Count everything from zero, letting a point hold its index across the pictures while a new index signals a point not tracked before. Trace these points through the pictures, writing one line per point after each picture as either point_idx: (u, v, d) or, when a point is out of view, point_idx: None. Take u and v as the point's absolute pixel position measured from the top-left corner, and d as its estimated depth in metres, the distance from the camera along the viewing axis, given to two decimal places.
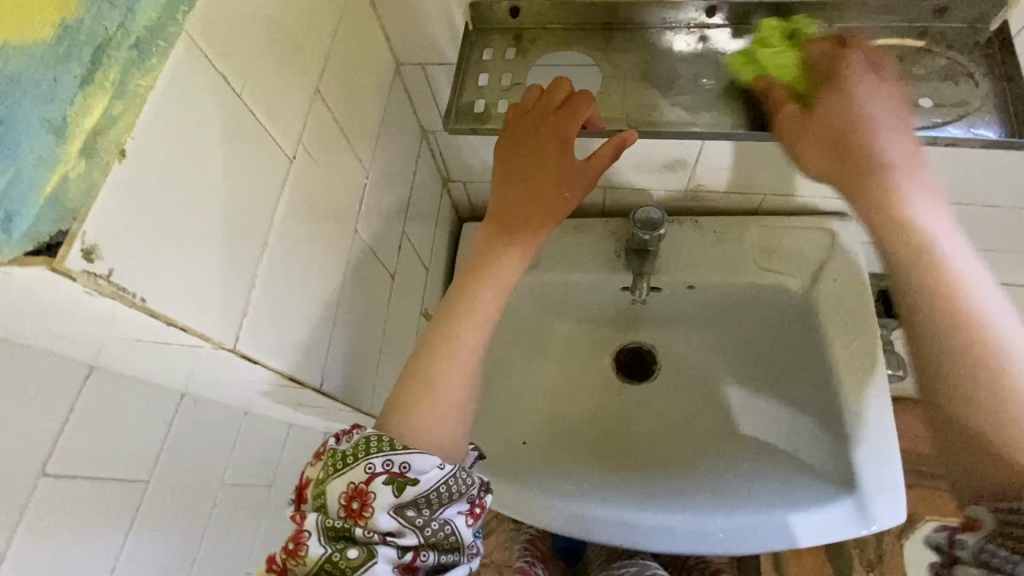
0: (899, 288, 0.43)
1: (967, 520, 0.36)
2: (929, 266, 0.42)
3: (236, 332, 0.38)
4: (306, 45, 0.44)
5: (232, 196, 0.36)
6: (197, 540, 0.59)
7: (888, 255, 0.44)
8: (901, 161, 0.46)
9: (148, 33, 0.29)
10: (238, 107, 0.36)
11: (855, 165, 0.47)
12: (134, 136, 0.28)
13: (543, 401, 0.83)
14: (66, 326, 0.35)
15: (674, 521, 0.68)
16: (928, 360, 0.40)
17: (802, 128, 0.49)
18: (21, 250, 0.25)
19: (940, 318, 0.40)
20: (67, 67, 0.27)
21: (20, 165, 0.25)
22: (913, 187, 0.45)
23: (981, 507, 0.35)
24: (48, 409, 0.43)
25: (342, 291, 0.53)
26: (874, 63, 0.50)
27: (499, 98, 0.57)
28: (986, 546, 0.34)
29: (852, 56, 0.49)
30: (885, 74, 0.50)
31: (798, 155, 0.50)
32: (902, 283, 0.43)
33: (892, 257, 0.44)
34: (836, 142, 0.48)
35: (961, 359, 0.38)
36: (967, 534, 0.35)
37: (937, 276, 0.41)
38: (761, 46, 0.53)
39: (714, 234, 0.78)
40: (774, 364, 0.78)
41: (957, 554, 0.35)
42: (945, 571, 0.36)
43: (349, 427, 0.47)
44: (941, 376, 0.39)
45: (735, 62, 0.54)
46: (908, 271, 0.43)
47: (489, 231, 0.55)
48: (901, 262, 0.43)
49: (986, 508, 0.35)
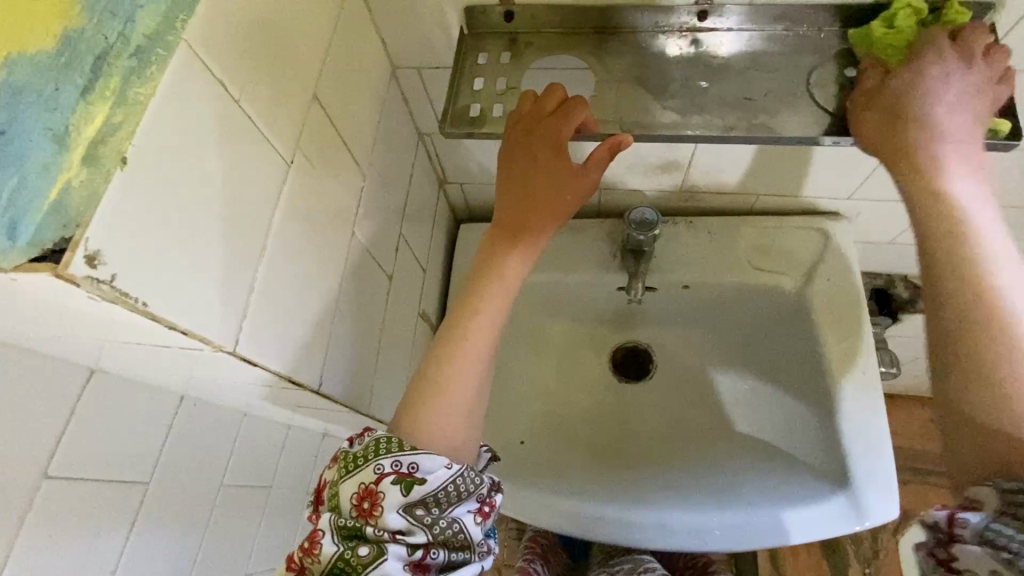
0: (919, 265, 0.43)
1: (971, 501, 0.36)
2: (953, 243, 0.41)
3: (236, 336, 0.38)
4: (303, 51, 0.44)
5: (230, 201, 0.37)
6: (199, 542, 0.59)
7: (917, 233, 0.44)
8: (957, 137, 0.46)
9: (147, 42, 0.30)
10: (236, 114, 0.37)
11: (901, 143, 0.47)
12: (135, 143, 0.28)
13: (541, 401, 0.84)
14: (69, 331, 0.35)
15: (672, 519, 0.69)
16: (940, 325, 0.40)
17: (867, 103, 0.50)
18: (25, 257, 0.25)
19: (950, 292, 0.40)
20: (69, 77, 0.28)
21: (22, 171, 0.26)
22: (954, 171, 0.45)
23: (989, 489, 0.35)
24: (50, 412, 0.44)
25: (339, 293, 0.54)
26: (969, 46, 0.48)
27: (494, 103, 0.58)
28: (990, 525, 0.34)
29: (943, 38, 0.48)
30: (974, 59, 0.47)
31: (854, 128, 0.51)
32: (922, 259, 0.43)
33: (920, 235, 0.44)
34: (891, 119, 0.48)
35: (984, 325, 0.38)
36: (970, 514, 0.35)
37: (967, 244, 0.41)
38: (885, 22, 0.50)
39: (709, 234, 0.78)
40: (768, 362, 0.78)
41: (956, 532, 0.35)
42: (939, 550, 0.36)
43: (361, 431, 0.48)
44: (945, 348, 0.39)
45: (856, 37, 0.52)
46: (928, 247, 0.43)
47: (492, 238, 0.56)
48: (925, 240, 0.43)
49: (991, 489, 0.35)
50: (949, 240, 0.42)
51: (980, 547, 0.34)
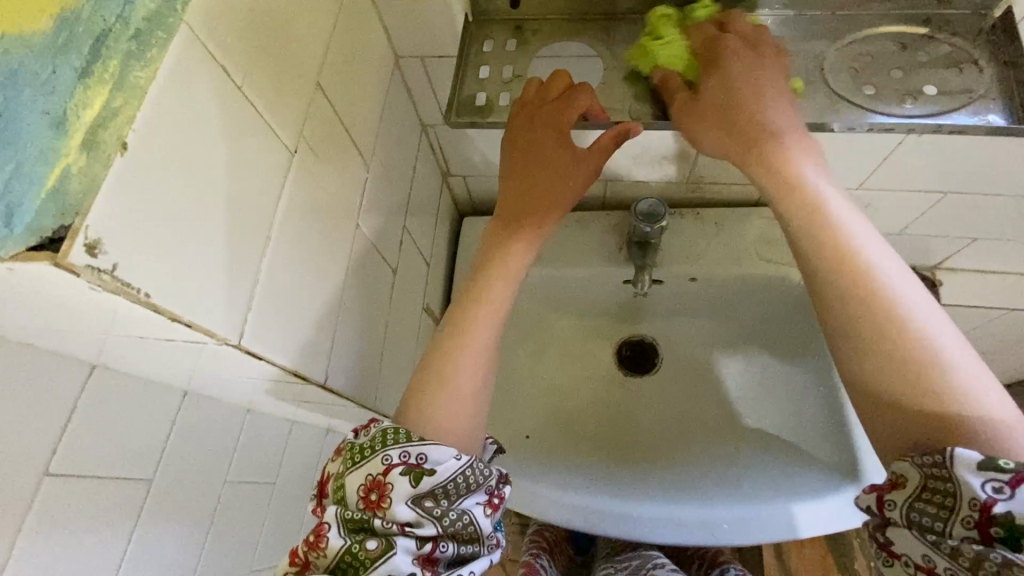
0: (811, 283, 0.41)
1: (893, 477, 0.34)
2: (838, 250, 0.40)
3: (240, 329, 0.38)
4: (305, 37, 0.43)
5: (233, 191, 0.36)
6: (202, 539, 0.58)
7: (796, 246, 0.43)
8: (796, 134, 0.47)
9: (147, 24, 0.29)
10: (238, 100, 0.36)
11: (751, 145, 0.47)
12: (135, 128, 0.27)
13: (546, 395, 0.83)
14: (69, 324, 0.34)
15: (679, 514, 0.68)
16: (841, 341, 0.38)
17: (695, 112, 0.50)
18: (25, 245, 0.24)
19: (846, 313, 0.38)
20: (68, 60, 0.27)
21: (20, 157, 0.25)
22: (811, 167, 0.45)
23: (905, 463, 0.33)
24: (49, 408, 0.43)
25: (344, 285, 0.53)
26: (750, 44, 0.50)
27: (500, 91, 0.56)
28: (914, 505, 0.33)
29: (727, 39, 0.50)
30: (764, 54, 0.50)
31: (694, 139, 0.50)
32: (812, 276, 0.41)
33: (800, 247, 0.42)
34: (729, 123, 0.48)
35: (873, 324, 0.37)
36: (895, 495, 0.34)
37: (847, 245, 0.40)
38: (652, 38, 0.53)
39: (715, 226, 0.78)
40: (776, 355, 0.78)
41: (889, 515, 0.35)
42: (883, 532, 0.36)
43: (367, 422, 0.47)
44: (861, 375, 0.36)
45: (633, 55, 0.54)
46: (815, 260, 0.41)
47: (495, 227, 0.55)
48: (807, 254, 0.41)
49: (908, 462, 0.33)
50: (822, 248, 0.40)
51: (911, 531, 0.34)
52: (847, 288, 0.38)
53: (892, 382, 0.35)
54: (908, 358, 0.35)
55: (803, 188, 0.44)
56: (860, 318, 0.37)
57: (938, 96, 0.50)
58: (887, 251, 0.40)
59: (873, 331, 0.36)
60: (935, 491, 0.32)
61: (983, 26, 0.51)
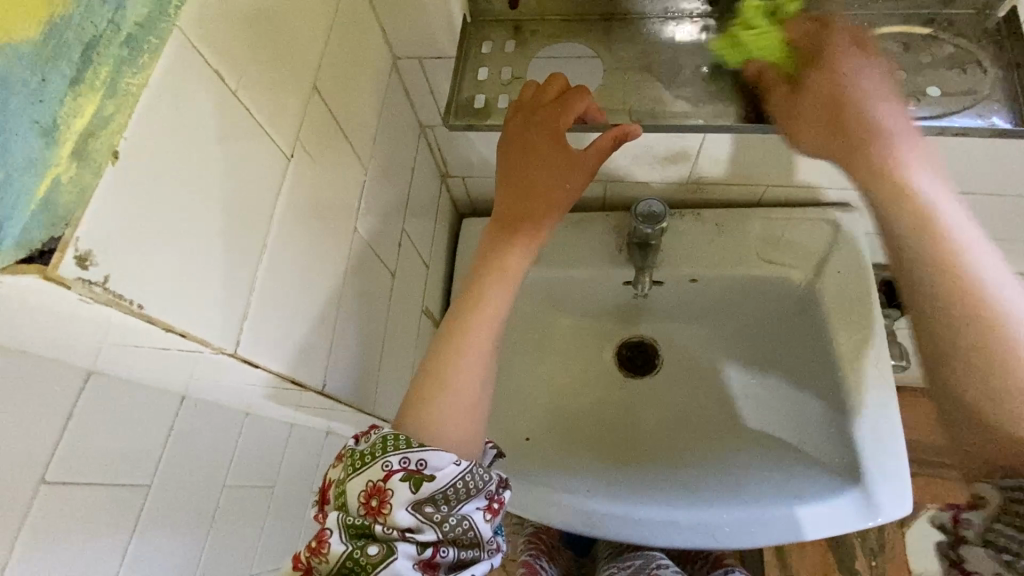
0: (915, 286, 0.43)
1: (977, 499, 0.39)
2: (948, 257, 0.42)
3: (236, 337, 0.37)
4: (301, 38, 0.42)
5: (228, 197, 0.35)
6: (202, 544, 0.58)
7: (906, 248, 0.44)
8: (906, 132, 0.46)
9: (140, 30, 0.28)
10: (233, 105, 0.35)
11: (850, 141, 0.46)
12: (127, 135, 0.27)
13: (547, 396, 0.82)
14: (63, 332, 0.34)
15: (681, 516, 0.67)
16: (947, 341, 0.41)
17: (792, 106, 0.49)
18: (12, 259, 0.23)
19: (966, 319, 0.40)
20: (57, 66, 0.26)
21: (5, 168, 0.24)
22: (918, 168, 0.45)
23: (987, 487, 0.38)
24: (45, 416, 0.42)
25: (342, 289, 0.52)
26: (859, 39, 0.49)
27: (499, 93, 0.56)
28: (996, 526, 0.37)
29: (837, 33, 0.49)
30: (870, 51, 0.49)
31: (793, 133, 0.50)
32: (923, 279, 0.43)
33: (909, 250, 0.43)
34: (833, 116, 0.47)
35: (981, 326, 0.40)
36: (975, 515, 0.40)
37: (955, 263, 0.42)
38: (744, 28, 0.52)
39: (716, 227, 0.77)
40: (777, 356, 0.77)
41: (966, 534, 0.41)
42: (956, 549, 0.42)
43: (367, 428, 0.46)
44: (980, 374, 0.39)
45: (720, 46, 0.54)
46: (922, 265, 0.43)
47: (493, 230, 0.55)
48: (910, 257, 0.43)
49: (990, 485, 0.38)
50: (927, 254, 0.42)
51: (985, 549, 0.39)
52: (948, 291, 0.41)
53: (999, 380, 0.38)
54: (1000, 363, 0.38)
55: (910, 190, 0.44)
56: (975, 325, 0.40)
57: (943, 97, 0.50)
58: (997, 262, 0.43)
59: (976, 338, 0.39)
60: (1013, 513, 0.36)
61: (987, 27, 0.51)
